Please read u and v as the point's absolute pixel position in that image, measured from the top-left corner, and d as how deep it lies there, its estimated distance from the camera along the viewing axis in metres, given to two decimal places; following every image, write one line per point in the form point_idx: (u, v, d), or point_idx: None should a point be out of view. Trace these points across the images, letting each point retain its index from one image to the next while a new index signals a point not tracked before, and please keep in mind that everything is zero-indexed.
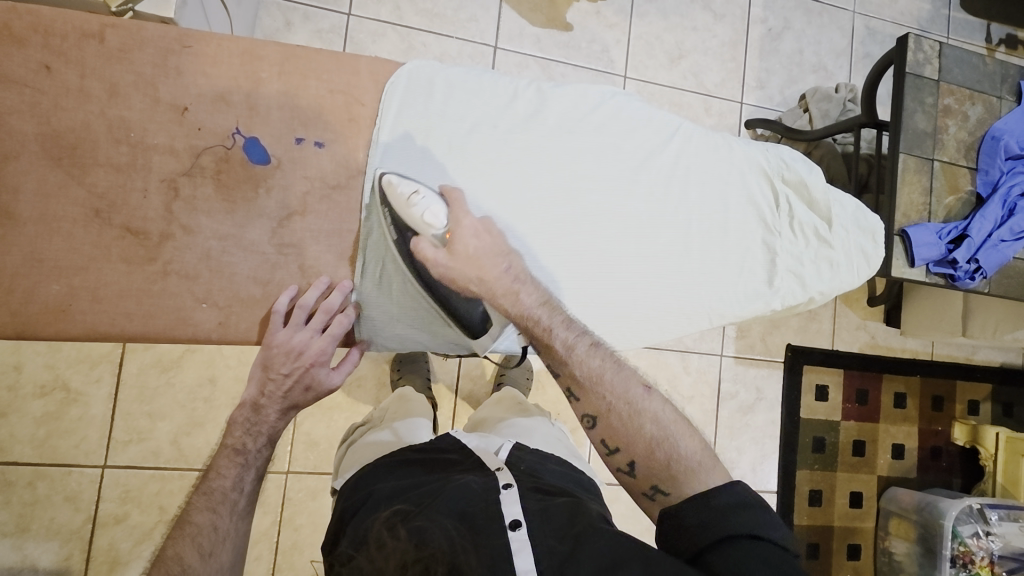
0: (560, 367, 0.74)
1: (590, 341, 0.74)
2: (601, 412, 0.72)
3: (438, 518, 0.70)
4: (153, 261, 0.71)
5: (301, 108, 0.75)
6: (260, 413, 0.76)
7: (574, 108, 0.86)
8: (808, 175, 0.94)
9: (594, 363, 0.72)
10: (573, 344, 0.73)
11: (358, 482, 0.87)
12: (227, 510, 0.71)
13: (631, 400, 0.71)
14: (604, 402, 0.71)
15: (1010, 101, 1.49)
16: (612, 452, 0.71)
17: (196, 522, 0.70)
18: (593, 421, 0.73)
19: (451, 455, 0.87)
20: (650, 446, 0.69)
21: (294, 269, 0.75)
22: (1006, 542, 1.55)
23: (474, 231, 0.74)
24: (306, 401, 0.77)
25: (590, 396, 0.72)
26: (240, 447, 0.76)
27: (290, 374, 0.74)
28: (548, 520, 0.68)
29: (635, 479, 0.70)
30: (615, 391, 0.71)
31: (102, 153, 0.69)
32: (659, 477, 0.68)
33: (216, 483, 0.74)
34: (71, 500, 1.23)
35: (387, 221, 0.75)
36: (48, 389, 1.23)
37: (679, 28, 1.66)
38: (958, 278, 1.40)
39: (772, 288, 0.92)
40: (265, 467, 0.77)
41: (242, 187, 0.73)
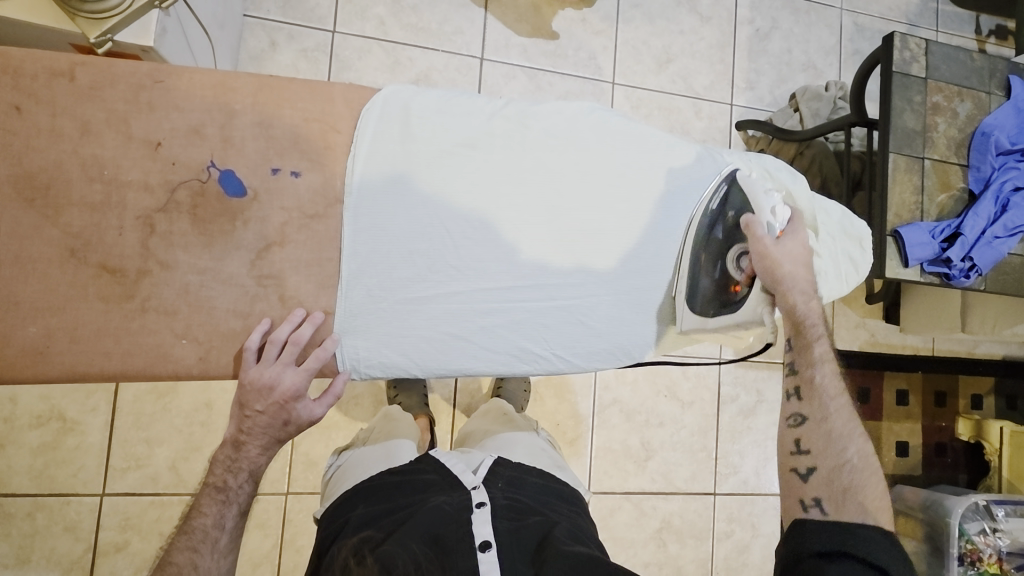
0: (800, 368, 0.83)
1: (836, 371, 0.82)
2: (813, 417, 0.79)
3: (406, 544, 0.72)
4: (131, 299, 0.70)
5: (276, 138, 0.74)
6: (240, 450, 0.75)
7: (633, 141, 0.87)
8: (793, 184, 0.92)
9: (830, 383, 0.81)
10: (823, 362, 0.82)
11: (339, 509, 0.86)
12: (208, 550, 0.71)
13: (844, 426, 0.78)
14: (823, 413, 0.79)
15: (998, 96, 1.50)
16: (798, 453, 0.78)
17: (177, 562, 0.69)
18: (800, 422, 0.81)
19: (427, 476, 0.87)
20: (838, 467, 0.74)
21: (274, 300, 0.74)
22: (1013, 538, 1.58)
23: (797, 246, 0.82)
24: (288, 435, 0.75)
25: (811, 400, 0.80)
26: (222, 485, 0.75)
27: (266, 410, 0.72)
28: (517, 544, 0.74)
29: (806, 483, 0.76)
30: (835, 415, 0.78)
31: (76, 192, 0.68)
32: (829, 493, 0.74)
33: (198, 522, 0.73)
34: (71, 530, 1.25)
35: (717, 195, 0.86)
36: (44, 419, 1.26)
37: (666, 32, 1.66)
38: (952, 276, 1.40)
39: None
40: (248, 503, 0.76)
41: (218, 220, 0.72)
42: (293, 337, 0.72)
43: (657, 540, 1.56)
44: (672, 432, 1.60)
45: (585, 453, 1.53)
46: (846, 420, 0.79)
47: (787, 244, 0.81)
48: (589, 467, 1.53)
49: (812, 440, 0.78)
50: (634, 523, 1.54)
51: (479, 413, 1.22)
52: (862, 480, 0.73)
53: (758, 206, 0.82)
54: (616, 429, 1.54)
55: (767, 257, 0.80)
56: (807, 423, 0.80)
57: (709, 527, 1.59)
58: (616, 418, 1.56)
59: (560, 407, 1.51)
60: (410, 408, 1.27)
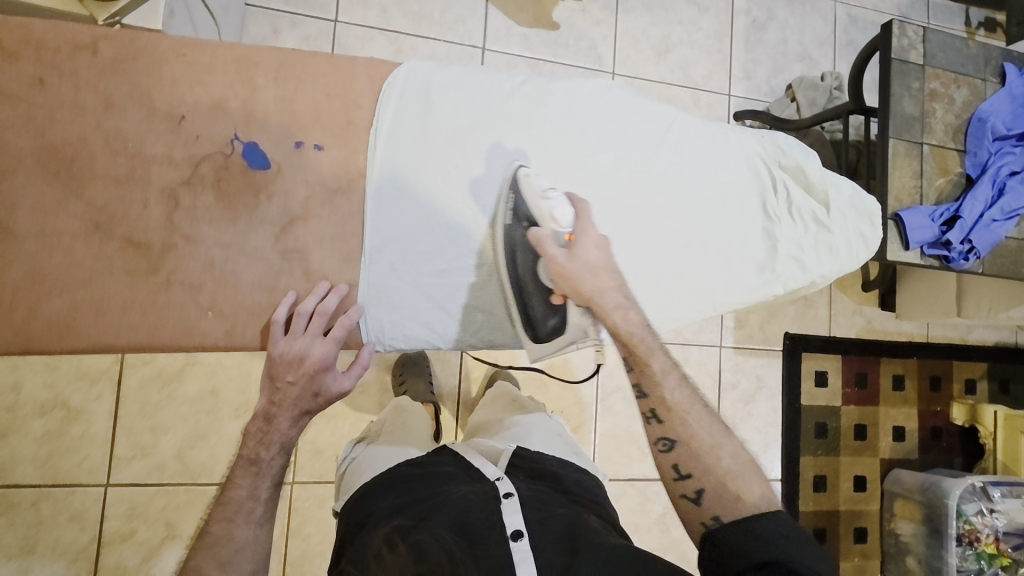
0: (649, 388, 0.78)
1: (680, 375, 0.78)
2: (682, 438, 0.75)
3: (438, 532, 0.75)
4: (156, 272, 0.69)
5: (298, 113, 0.74)
6: (270, 423, 0.77)
7: (650, 119, 0.88)
8: (805, 160, 0.93)
9: (683, 395, 0.77)
10: (668, 371, 0.78)
11: (362, 499, 0.88)
12: (242, 521, 0.76)
13: (710, 434, 0.75)
14: (687, 430, 0.75)
15: (994, 82, 1.52)
16: (682, 479, 0.74)
17: (214, 532, 0.76)
18: (668, 445, 0.76)
19: (447, 468, 0.89)
20: (724, 479, 0.72)
21: (299, 274, 0.74)
22: (1010, 519, 1.62)
23: (597, 242, 0.77)
24: (317, 407, 0.76)
25: (672, 420, 0.76)
26: (255, 458, 0.78)
27: (296, 381, 0.74)
28: (547, 533, 0.75)
29: (702, 507, 0.72)
30: (699, 425, 0.75)
31: (100, 166, 0.68)
32: (725, 508, 0.71)
33: (233, 492, 0.78)
34: (77, 519, 1.26)
35: (507, 207, 0.77)
36: (48, 408, 1.26)
37: (665, 22, 1.67)
38: (952, 259, 1.42)
39: (773, 274, 0.92)
40: (281, 474, 0.80)
41: (242, 194, 0.71)
42: (319, 309, 0.73)
43: (664, 525, 1.58)
44: None
45: (590, 440, 1.54)
46: (709, 424, 0.76)
47: (583, 249, 0.76)
48: (596, 452, 1.54)
49: (690, 462, 0.74)
50: (638, 508, 1.55)
51: (487, 400, 1.26)
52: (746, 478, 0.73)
53: (536, 215, 0.75)
54: (620, 415, 1.56)
55: (568, 277, 0.75)
56: (677, 444, 0.75)
57: None
58: (620, 404, 1.57)
59: (565, 394, 1.53)
60: (418, 396, 1.34)
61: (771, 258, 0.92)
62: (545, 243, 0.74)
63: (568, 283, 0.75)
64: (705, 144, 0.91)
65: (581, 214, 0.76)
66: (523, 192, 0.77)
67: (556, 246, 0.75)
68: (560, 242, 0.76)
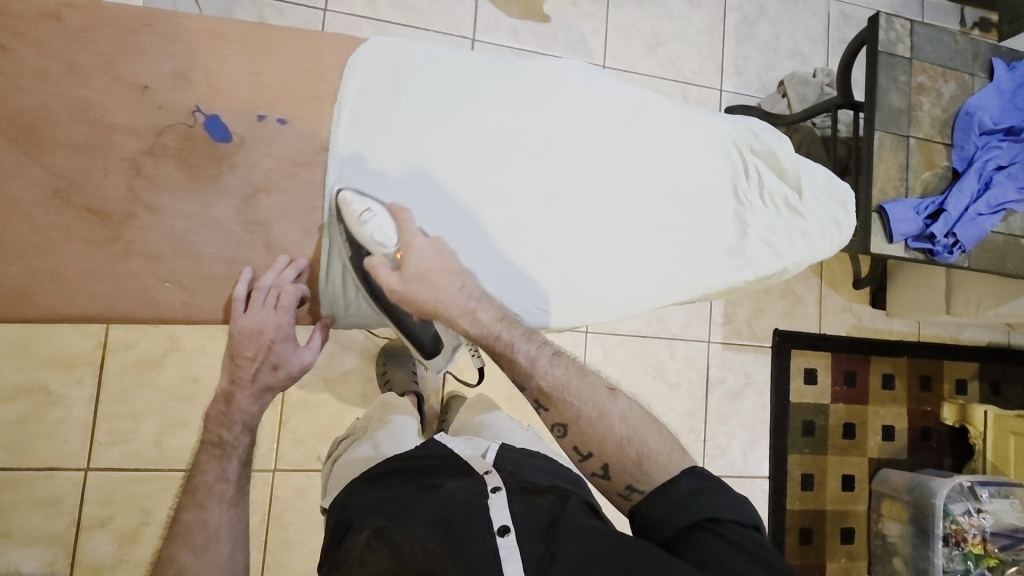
0: (525, 380, 0.76)
1: (552, 351, 0.77)
2: (569, 420, 0.74)
3: (422, 531, 0.73)
4: (116, 242, 0.68)
5: (264, 85, 0.73)
6: (231, 403, 0.77)
7: (621, 101, 0.88)
8: (777, 144, 0.93)
9: (558, 373, 0.75)
10: (535, 355, 0.76)
11: (347, 503, 0.87)
12: (215, 503, 0.75)
13: (593, 406, 0.74)
14: (573, 410, 0.74)
15: (982, 77, 1.51)
16: (585, 458, 0.74)
17: (187, 518, 0.74)
18: (564, 429, 0.75)
19: (432, 461, 0.89)
20: (623, 447, 0.72)
21: (261, 247, 0.73)
22: (997, 519, 1.60)
23: (426, 251, 0.74)
24: (277, 382, 0.77)
25: (555, 406, 0.75)
26: (219, 439, 0.78)
27: (256, 357, 0.75)
28: (532, 526, 0.72)
29: (610, 482, 0.73)
30: (580, 399, 0.74)
31: (61, 133, 0.67)
32: (634, 477, 0.71)
33: (202, 477, 0.77)
34: (52, 504, 1.25)
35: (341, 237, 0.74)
36: (26, 390, 1.26)
37: (655, 17, 1.67)
38: (937, 253, 1.42)
39: (745, 259, 0.90)
40: (248, 453, 0.79)
41: (206, 165, 0.71)
42: (277, 284, 0.73)
43: None
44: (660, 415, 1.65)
45: None
46: (592, 391, 0.75)
47: (419, 263, 0.74)
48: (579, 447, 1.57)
49: (585, 441, 0.74)
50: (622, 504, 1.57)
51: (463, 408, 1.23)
52: (644, 432, 0.73)
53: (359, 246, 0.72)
54: None
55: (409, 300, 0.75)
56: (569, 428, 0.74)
57: None
58: None
59: None
60: (399, 385, 1.37)
61: (742, 241, 0.91)
62: (379, 274, 0.73)
63: (412, 304, 0.76)
64: (677, 128, 0.91)
65: (404, 229, 0.73)
66: (343, 216, 0.72)
67: (388, 271, 0.74)
68: (394, 263, 0.74)
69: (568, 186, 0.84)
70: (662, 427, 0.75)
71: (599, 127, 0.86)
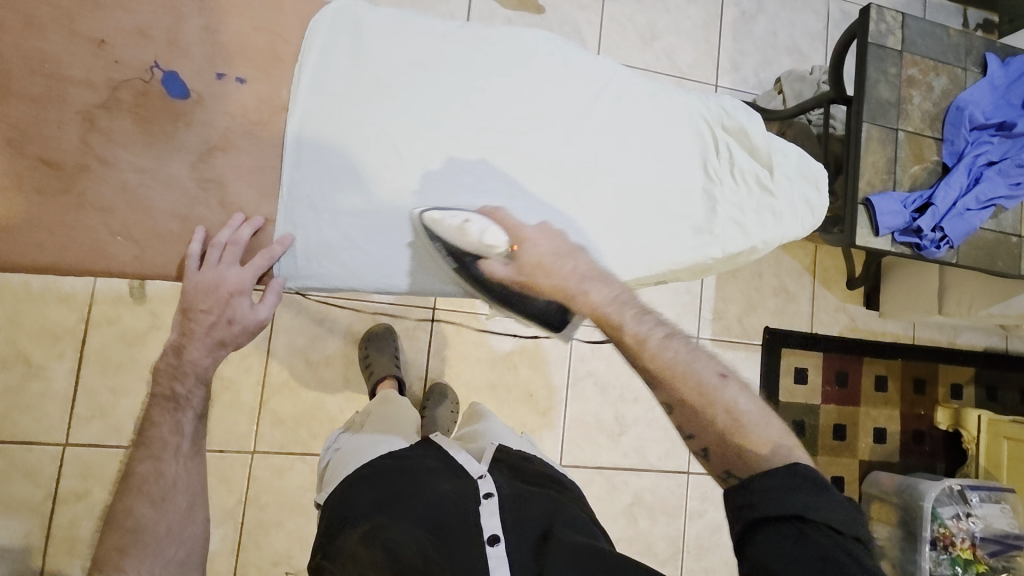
0: (634, 363, 0.75)
1: (664, 333, 0.76)
2: (675, 402, 0.73)
3: (413, 531, 0.79)
4: (68, 193, 0.69)
5: (222, 45, 0.74)
6: (182, 355, 0.75)
7: (588, 74, 0.87)
8: (749, 122, 0.92)
9: (668, 354, 0.74)
10: (648, 335, 0.75)
11: (344, 500, 0.89)
12: (169, 455, 0.76)
13: (705, 385, 0.73)
14: (681, 392, 0.73)
15: (975, 72, 1.50)
16: (689, 440, 0.74)
17: (140, 471, 0.75)
18: (670, 409, 0.75)
19: (430, 463, 0.93)
20: (727, 429, 0.71)
21: (214, 204, 0.73)
22: (987, 524, 1.58)
23: (536, 240, 0.76)
24: (232, 338, 0.75)
25: (661, 388, 0.73)
26: (170, 393, 0.76)
27: (210, 310, 0.73)
28: (520, 538, 0.80)
29: (710, 464, 0.72)
30: (689, 379, 0.73)
31: (16, 83, 0.68)
32: (733, 463, 0.70)
33: (154, 431, 0.76)
34: (32, 476, 1.26)
35: (440, 250, 0.77)
36: (9, 363, 1.27)
37: (651, 10, 1.67)
38: (924, 247, 1.40)
39: (713, 236, 0.89)
40: (202, 407, 0.78)
41: (161, 121, 0.71)
42: (233, 240, 0.72)
43: (631, 514, 1.61)
44: (647, 409, 1.65)
45: (559, 423, 1.58)
46: (705, 372, 0.74)
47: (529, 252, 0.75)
48: (563, 440, 1.58)
49: (689, 423, 0.73)
50: (605, 497, 1.58)
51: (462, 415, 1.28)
52: (748, 420, 0.72)
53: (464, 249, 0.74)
54: (590, 402, 1.60)
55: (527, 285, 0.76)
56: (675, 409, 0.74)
57: (680, 504, 1.65)
58: (591, 390, 1.61)
59: (534, 375, 1.57)
60: (381, 368, 1.37)
61: (711, 218, 0.90)
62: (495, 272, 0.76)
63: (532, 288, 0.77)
64: (646, 103, 0.90)
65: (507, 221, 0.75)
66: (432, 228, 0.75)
67: (502, 267, 0.76)
68: (507, 257, 0.76)
69: (529, 155, 0.83)
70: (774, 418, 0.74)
71: (564, 98, 0.85)
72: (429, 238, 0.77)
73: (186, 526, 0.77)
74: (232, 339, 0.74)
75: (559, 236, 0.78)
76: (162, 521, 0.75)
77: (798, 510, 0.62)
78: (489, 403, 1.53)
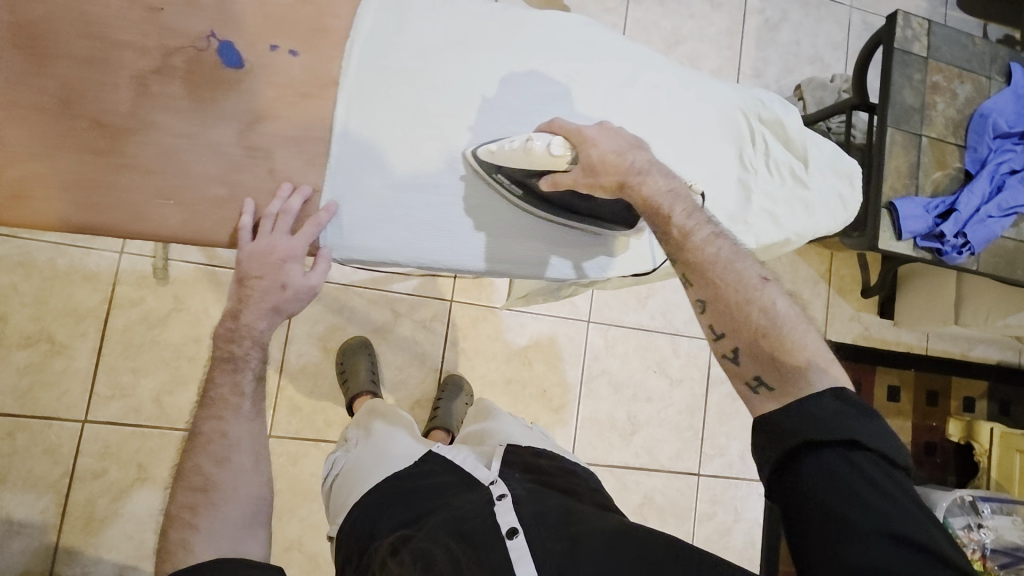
0: (676, 257, 0.72)
1: (711, 229, 0.72)
2: (710, 297, 0.69)
3: (439, 539, 0.79)
4: (115, 154, 0.69)
5: (275, 16, 0.75)
6: (239, 320, 0.75)
7: (627, 60, 0.89)
8: (785, 114, 0.93)
9: (710, 249, 0.70)
10: (695, 228, 0.72)
11: (365, 514, 0.88)
12: (231, 414, 0.76)
13: (742, 282, 0.68)
14: (717, 287, 0.68)
15: (999, 81, 1.51)
16: (718, 339, 0.69)
17: (204, 431, 0.75)
18: (704, 306, 0.70)
19: (443, 478, 0.91)
20: (760, 331, 0.65)
21: (260, 172, 0.74)
22: (999, 536, 1.56)
23: (600, 137, 0.75)
24: (287, 305, 0.75)
25: (698, 280, 0.69)
26: (229, 356, 0.77)
27: (264, 276, 0.73)
28: (545, 527, 0.79)
29: (740, 367, 0.67)
30: (727, 273, 0.68)
31: (71, 46, 0.69)
32: (764, 368, 0.65)
33: (216, 393, 0.77)
34: (51, 453, 1.27)
35: (507, 182, 0.79)
36: (33, 340, 1.28)
37: (676, 16, 1.68)
38: (945, 252, 1.40)
39: (747, 224, 0.90)
40: (261, 367, 0.78)
41: (211, 88, 0.72)
42: (285, 209, 0.73)
43: (640, 514, 1.60)
44: (659, 409, 1.65)
45: (571, 421, 1.58)
46: (745, 269, 0.69)
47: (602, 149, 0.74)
48: (575, 437, 1.58)
49: (722, 321, 0.68)
50: (616, 497, 1.58)
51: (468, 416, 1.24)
52: (788, 325, 0.65)
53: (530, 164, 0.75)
54: (603, 400, 1.60)
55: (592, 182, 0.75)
56: (708, 304, 0.69)
57: (690, 507, 1.64)
58: (604, 389, 1.61)
59: (549, 372, 1.57)
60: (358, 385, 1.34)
61: (744, 207, 0.91)
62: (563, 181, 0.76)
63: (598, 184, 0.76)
64: (684, 91, 0.91)
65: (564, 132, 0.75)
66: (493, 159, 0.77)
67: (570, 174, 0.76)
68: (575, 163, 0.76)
69: None
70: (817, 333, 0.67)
71: (602, 83, 0.86)
72: (493, 172, 0.79)
73: (252, 483, 0.75)
74: (286, 305, 0.74)
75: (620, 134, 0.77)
76: (232, 479, 0.74)
77: (847, 436, 0.58)
78: (503, 398, 1.54)
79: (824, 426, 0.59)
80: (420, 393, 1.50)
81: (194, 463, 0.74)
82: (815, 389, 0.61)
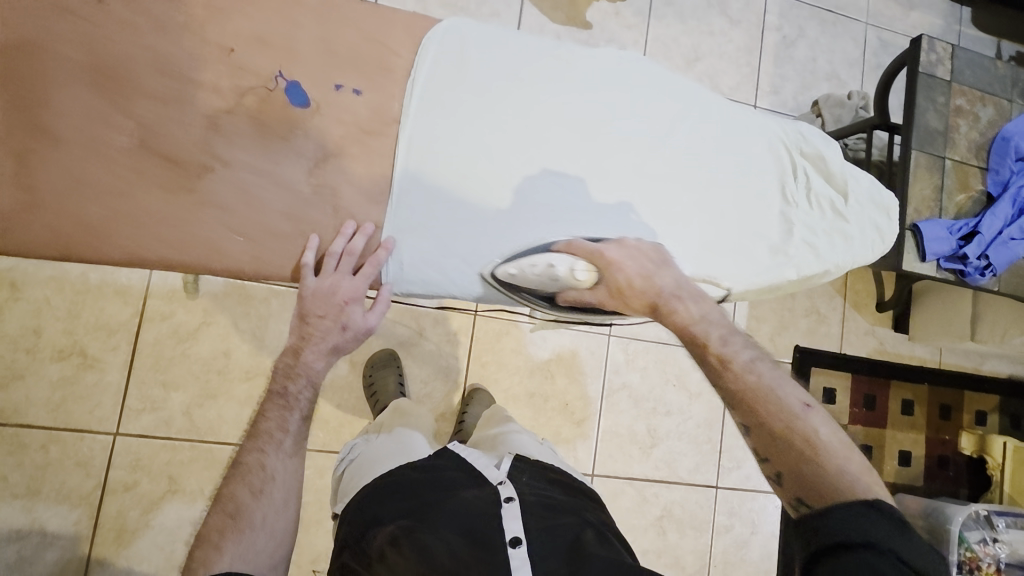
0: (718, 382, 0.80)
1: (751, 357, 0.79)
2: (755, 424, 0.76)
3: (445, 537, 0.79)
4: (191, 192, 0.72)
5: (339, 56, 0.77)
6: (298, 357, 0.82)
7: (676, 95, 0.91)
8: (826, 149, 0.95)
9: (751, 378, 0.77)
10: (738, 356, 0.80)
11: (365, 504, 0.89)
12: (272, 450, 0.82)
13: (785, 412, 0.75)
14: (761, 416, 0.76)
15: (1020, 104, 1.53)
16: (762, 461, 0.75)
17: (247, 460, 0.82)
18: (748, 429, 0.77)
19: (450, 472, 0.92)
20: (801, 455, 0.72)
21: (327, 209, 0.77)
22: (1013, 550, 1.59)
23: (631, 256, 0.81)
24: (345, 342, 0.81)
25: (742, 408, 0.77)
26: (283, 391, 0.84)
27: (326, 315, 0.79)
28: (552, 537, 0.81)
29: (782, 487, 0.73)
30: (768, 401, 0.76)
31: (146, 84, 0.71)
32: (805, 490, 0.70)
33: (264, 425, 0.84)
34: (83, 466, 1.28)
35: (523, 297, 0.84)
36: (65, 353, 1.29)
37: (696, 32, 1.70)
38: (968, 274, 1.43)
39: (788, 257, 0.92)
40: (308, 407, 0.85)
41: (280, 126, 0.74)
42: (348, 249, 0.76)
43: (659, 526, 1.62)
44: (678, 422, 1.67)
45: (592, 434, 1.60)
46: (789, 398, 0.76)
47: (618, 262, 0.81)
48: (596, 449, 1.60)
49: (765, 445, 0.75)
50: (635, 509, 1.60)
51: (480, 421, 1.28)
52: (830, 450, 0.72)
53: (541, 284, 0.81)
54: (623, 414, 1.62)
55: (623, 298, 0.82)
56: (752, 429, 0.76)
57: (708, 519, 1.66)
58: (624, 403, 1.63)
59: (571, 386, 1.59)
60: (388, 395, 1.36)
61: (784, 240, 0.93)
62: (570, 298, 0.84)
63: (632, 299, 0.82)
64: (728, 125, 0.93)
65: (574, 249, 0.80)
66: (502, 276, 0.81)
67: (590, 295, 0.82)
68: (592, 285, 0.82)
69: (620, 171, 0.86)
70: (859, 458, 0.73)
71: (650, 118, 0.88)
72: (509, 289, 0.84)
73: (279, 515, 0.81)
74: (342, 343, 0.80)
75: (653, 252, 0.83)
76: (265, 511, 0.80)
77: (865, 538, 0.61)
78: (526, 411, 1.55)
79: (848, 529, 0.62)
80: (445, 406, 1.52)
81: (231, 492, 0.80)
82: (846, 497, 0.67)
